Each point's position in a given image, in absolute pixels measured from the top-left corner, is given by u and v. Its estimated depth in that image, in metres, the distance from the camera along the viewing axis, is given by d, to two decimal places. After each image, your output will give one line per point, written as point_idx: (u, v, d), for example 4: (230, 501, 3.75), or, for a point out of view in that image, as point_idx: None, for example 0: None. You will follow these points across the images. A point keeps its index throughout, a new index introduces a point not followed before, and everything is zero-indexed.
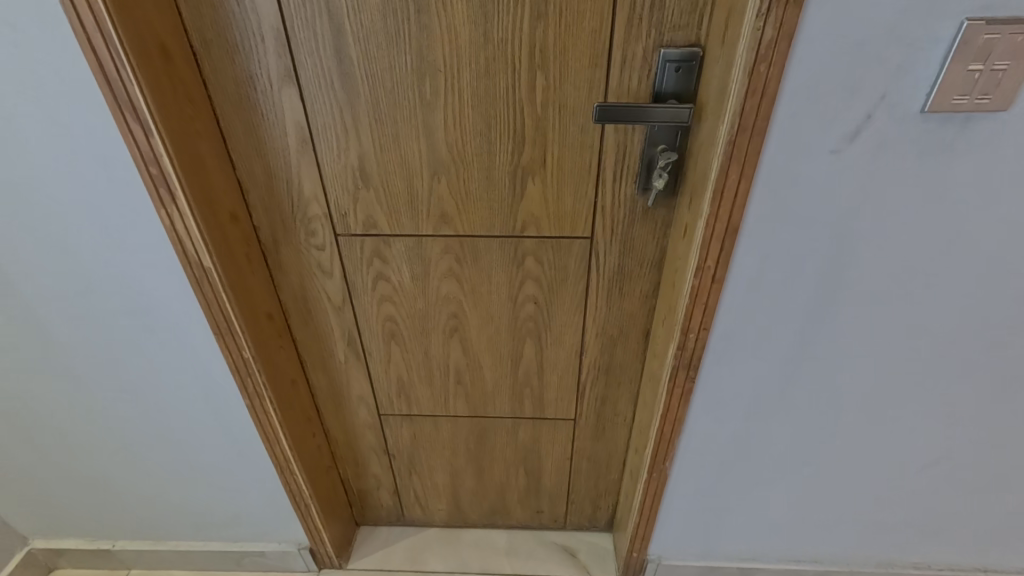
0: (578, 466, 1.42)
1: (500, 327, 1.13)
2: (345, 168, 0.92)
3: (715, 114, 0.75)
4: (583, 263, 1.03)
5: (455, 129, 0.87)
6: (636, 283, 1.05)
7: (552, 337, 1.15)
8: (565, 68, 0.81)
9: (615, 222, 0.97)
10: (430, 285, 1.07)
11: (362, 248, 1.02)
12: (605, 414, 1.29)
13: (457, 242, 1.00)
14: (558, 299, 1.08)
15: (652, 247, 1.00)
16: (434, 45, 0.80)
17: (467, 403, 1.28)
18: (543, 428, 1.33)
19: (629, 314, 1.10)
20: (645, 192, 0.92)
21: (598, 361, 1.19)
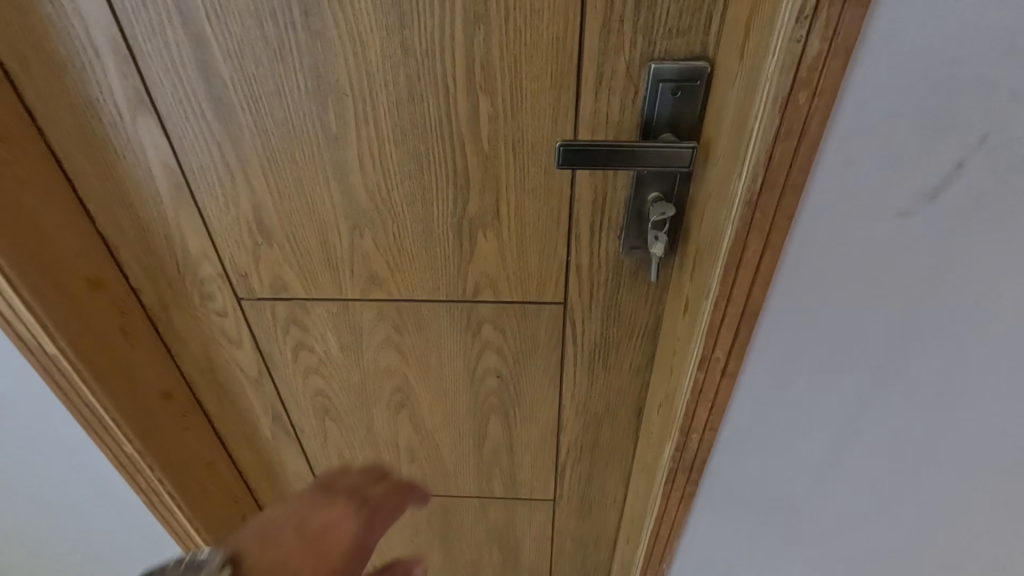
0: (562, 547, 1.20)
1: (457, 403, 0.91)
2: (236, 219, 0.70)
3: (729, 161, 0.52)
4: (556, 332, 0.80)
5: (375, 170, 0.65)
6: (625, 355, 0.82)
7: (522, 414, 0.92)
8: (519, 89, 0.58)
9: (595, 285, 0.74)
10: (365, 356, 0.85)
11: (274, 314, 0.80)
12: (592, 495, 1.07)
13: (393, 308, 0.78)
14: (527, 373, 0.86)
15: (644, 314, 0.77)
16: (335, 61, 0.57)
17: (424, 482, 1.06)
18: (517, 508, 1.12)
19: (617, 390, 0.87)
20: (634, 251, 0.69)
21: (580, 440, 0.96)
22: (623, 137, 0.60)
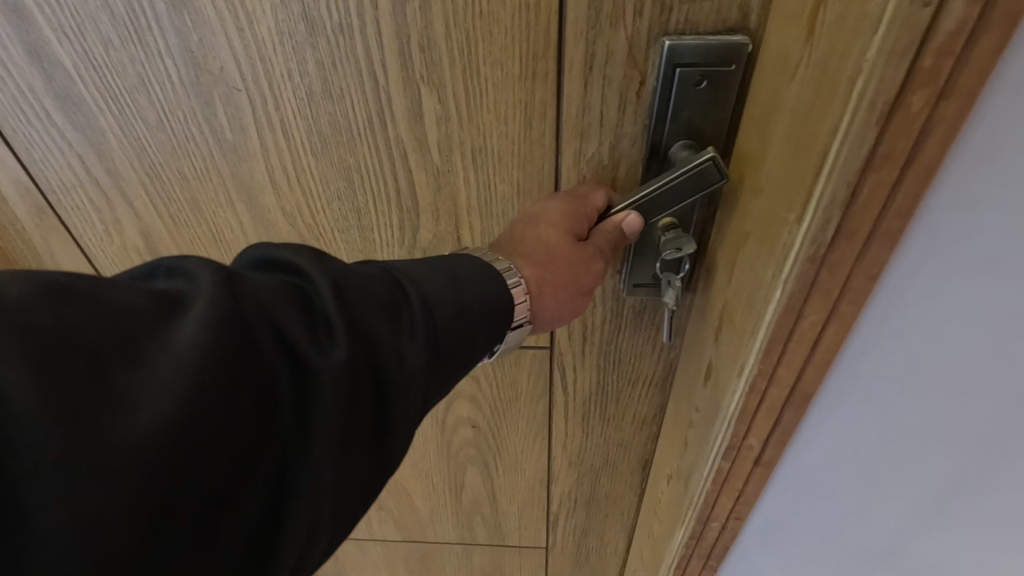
0: None
1: (427, 453, 0.77)
2: (121, 252, 0.54)
3: (783, 196, 0.34)
4: (542, 381, 0.65)
5: (292, 190, 0.48)
6: (627, 406, 0.67)
7: (504, 465, 0.78)
8: (476, 81, 0.41)
9: (589, 329, 0.58)
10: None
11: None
12: (590, 544, 0.93)
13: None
14: (509, 424, 0.71)
15: (651, 363, 0.61)
16: (213, 40, 0.40)
17: (398, 529, 0.93)
18: (505, 554, 0.98)
19: (618, 442, 0.72)
20: (642, 288, 0.52)
21: (574, 491, 0.82)
22: (623, 145, 0.43)
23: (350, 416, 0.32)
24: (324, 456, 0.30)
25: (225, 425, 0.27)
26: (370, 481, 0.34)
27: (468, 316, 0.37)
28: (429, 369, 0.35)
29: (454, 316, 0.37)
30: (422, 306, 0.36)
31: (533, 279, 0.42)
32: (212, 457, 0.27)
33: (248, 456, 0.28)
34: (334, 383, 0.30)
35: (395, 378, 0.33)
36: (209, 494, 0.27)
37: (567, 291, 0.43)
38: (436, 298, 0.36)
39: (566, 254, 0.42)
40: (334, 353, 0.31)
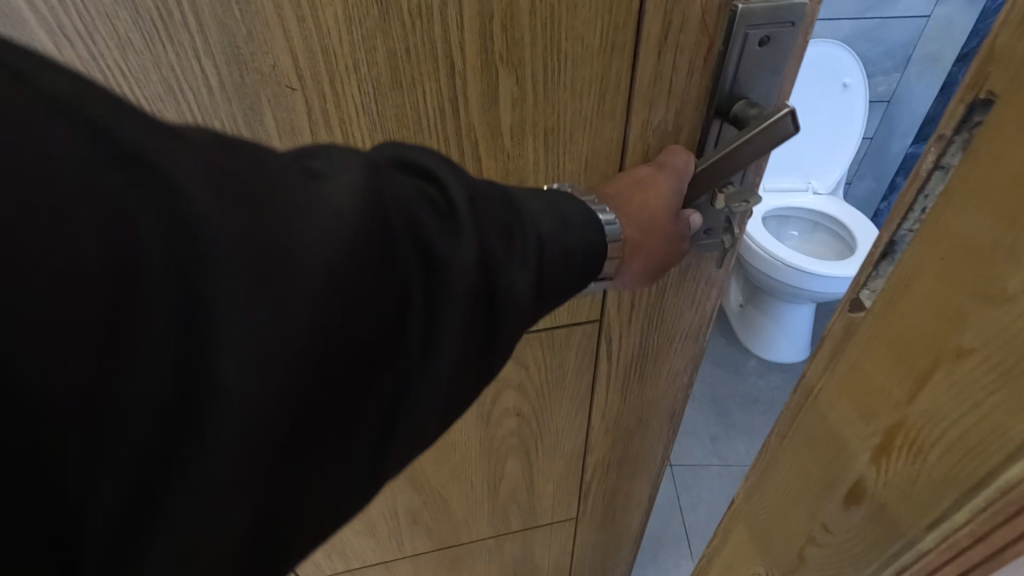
0: (583, 557, 1.10)
1: (468, 452, 0.75)
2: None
3: (1021, 355, 0.29)
4: (588, 354, 0.66)
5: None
6: (664, 363, 0.70)
7: (545, 448, 0.78)
8: (556, 59, 0.40)
9: (638, 294, 0.60)
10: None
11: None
12: (615, 503, 0.97)
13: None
14: (553, 405, 0.71)
15: (688, 318, 0.65)
16: (266, 34, 0.35)
17: (431, 538, 0.90)
18: (536, 535, 0.99)
19: (653, 399, 0.76)
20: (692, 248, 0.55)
21: (608, 456, 0.84)
22: (688, 110, 0.45)
23: (473, 319, 0.32)
24: (449, 354, 0.31)
25: (376, 300, 0.28)
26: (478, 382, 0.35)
27: (571, 252, 0.38)
28: (535, 297, 0.36)
29: (561, 253, 0.38)
30: (537, 236, 0.36)
31: (631, 241, 0.44)
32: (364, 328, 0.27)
33: (390, 340, 0.29)
34: (463, 280, 0.31)
35: (512, 296, 0.34)
36: (355, 366, 0.27)
37: (649, 255, 0.46)
38: (549, 232, 0.37)
39: (659, 220, 0.45)
40: (465, 253, 0.31)
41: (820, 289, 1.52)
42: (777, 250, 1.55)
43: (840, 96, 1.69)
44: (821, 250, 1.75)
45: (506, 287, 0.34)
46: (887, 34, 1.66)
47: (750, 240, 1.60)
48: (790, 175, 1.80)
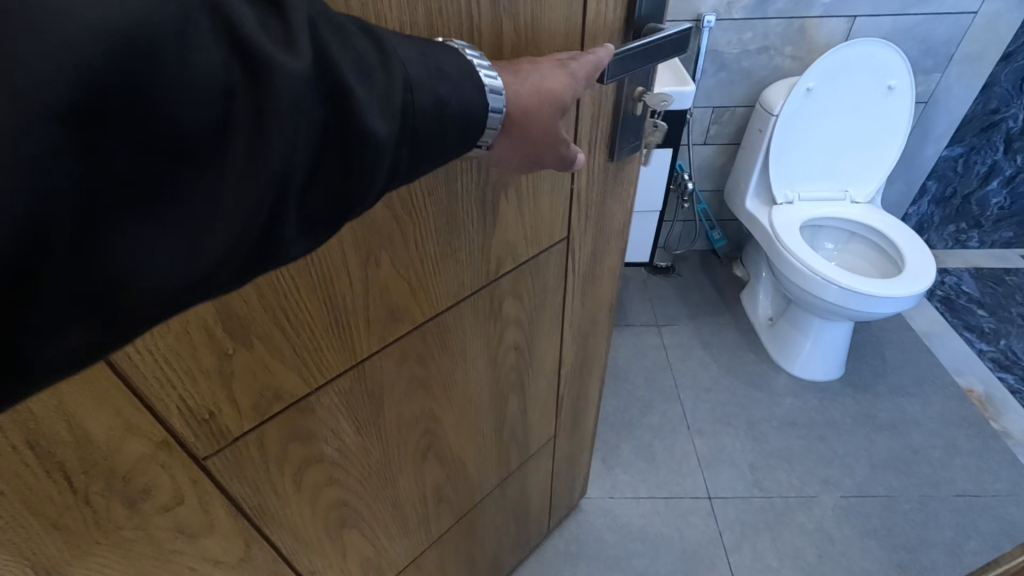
0: (559, 471, 1.21)
1: (480, 401, 0.80)
2: (181, 338, 0.42)
3: None
4: (561, 272, 0.77)
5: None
6: (605, 261, 0.86)
7: (533, 374, 0.87)
8: (540, 5, 0.49)
9: (590, 204, 0.73)
10: (387, 415, 0.65)
11: (264, 444, 0.53)
12: (579, 409, 1.12)
13: (415, 338, 0.61)
14: (539, 328, 0.81)
15: (619, 216, 0.81)
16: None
17: (450, 515, 0.91)
18: (528, 469, 1.08)
19: (598, 298, 0.91)
20: (620, 157, 0.71)
21: (575, 362, 0.97)
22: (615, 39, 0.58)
23: (310, 134, 0.31)
24: (287, 158, 0.30)
25: (182, 84, 0.27)
26: (332, 204, 0.34)
27: (444, 107, 0.37)
28: (391, 138, 0.35)
29: (434, 103, 0.36)
30: (400, 75, 0.35)
31: (511, 115, 0.43)
32: (168, 103, 0.27)
33: (214, 125, 0.28)
34: (292, 91, 0.30)
35: (357, 126, 0.33)
36: (152, 145, 0.27)
37: (527, 135, 0.45)
38: (418, 79, 0.36)
39: (553, 100, 0.45)
40: (299, 62, 0.30)
41: (862, 305, 1.44)
42: (813, 260, 1.50)
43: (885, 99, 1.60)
44: (860, 263, 1.72)
45: (352, 118, 0.32)
46: (931, 30, 1.60)
47: (787, 252, 1.55)
48: (826, 183, 1.73)
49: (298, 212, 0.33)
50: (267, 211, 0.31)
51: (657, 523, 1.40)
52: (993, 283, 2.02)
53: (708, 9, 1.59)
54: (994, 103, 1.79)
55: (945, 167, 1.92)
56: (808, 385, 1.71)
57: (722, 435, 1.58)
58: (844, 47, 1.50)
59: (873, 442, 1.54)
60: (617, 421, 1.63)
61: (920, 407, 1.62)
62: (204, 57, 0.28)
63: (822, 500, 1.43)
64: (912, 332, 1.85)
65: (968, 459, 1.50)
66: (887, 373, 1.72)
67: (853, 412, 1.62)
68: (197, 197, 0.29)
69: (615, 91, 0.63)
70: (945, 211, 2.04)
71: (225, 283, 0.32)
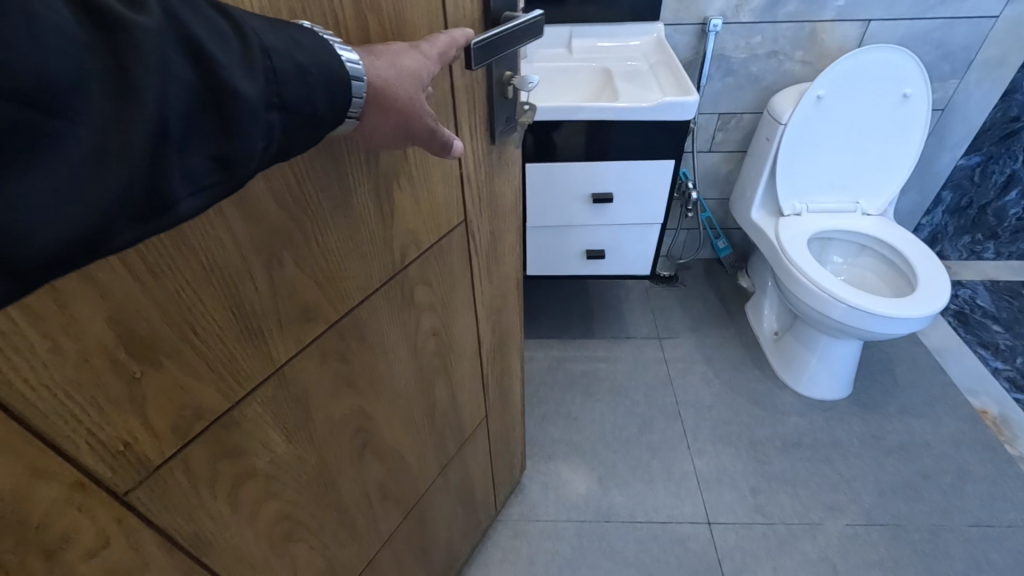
0: (496, 450, 1.21)
1: (409, 393, 0.78)
2: (80, 367, 0.38)
3: None
4: (465, 255, 0.77)
5: (281, 166, 0.46)
6: (505, 239, 0.87)
7: (455, 358, 0.86)
8: None
9: (480, 184, 0.74)
10: (315, 419, 0.63)
11: (190, 468, 0.50)
12: (504, 386, 1.11)
13: (332, 337, 0.60)
14: (455, 313, 0.81)
15: (509, 194, 0.83)
16: None
17: (394, 516, 0.89)
18: (465, 454, 1.06)
19: (505, 274, 0.92)
20: (501, 137, 0.73)
21: (492, 340, 0.97)
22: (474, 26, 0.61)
23: (177, 92, 0.30)
24: (158, 115, 0.29)
25: (30, 41, 0.25)
26: (217, 166, 0.32)
27: (307, 74, 0.36)
28: (262, 97, 0.33)
29: (296, 70, 0.35)
30: (255, 43, 0.34)
31: (376, 85, 0.42)
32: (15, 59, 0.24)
33: (70, 81, 0.26)
34: (155, 49, 0.29)
35: (219, 84, 0.31)
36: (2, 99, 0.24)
37: (400, 104, 0.44)
38: (278, 48, 0.35)
39: (412, 78, 0.45)
40: (146, 20, 0.29)
41: (872, 324, 1.45)
42: (826, 280, 1.51)
43: (899, 106, 1.61)
44: (868, 276, 1.74)
45: (215, 79, 0.31)
46: (949, 36, 1.59)
47: (797, 269, 1.56)
48: (834, 194, 1.76)
49: (181, 168, 0.30)
50: (147, 170, 0.29)
51: (653, 550, 1.37)
52: (1009, 297, 2.03)
53: (714, 13, 1.60)
54: (1013, 113, 1.78)
55: (961, 176, 1.93)
56: (813, 403, 1.71)
57: (724, 455, 1.57)
58: (855, 54, 1.52)
59: (880, 466, 1.53)
60: (617, 441, 1.61)
61: (928, 429, 1.61)
62: (47, 14, 0.26)
63: (827, 527, 1.41)
64: (924, 349, 1.85)
65: (977, 484, 1.48)
66: (898, 394, 1.72)
67: (860, 433, 1.62)
68: (68, 155, 0.26)
69: (486, 78, 0.65)
70: (961, 221, 2.05)
71: (115, 238, 0.29)
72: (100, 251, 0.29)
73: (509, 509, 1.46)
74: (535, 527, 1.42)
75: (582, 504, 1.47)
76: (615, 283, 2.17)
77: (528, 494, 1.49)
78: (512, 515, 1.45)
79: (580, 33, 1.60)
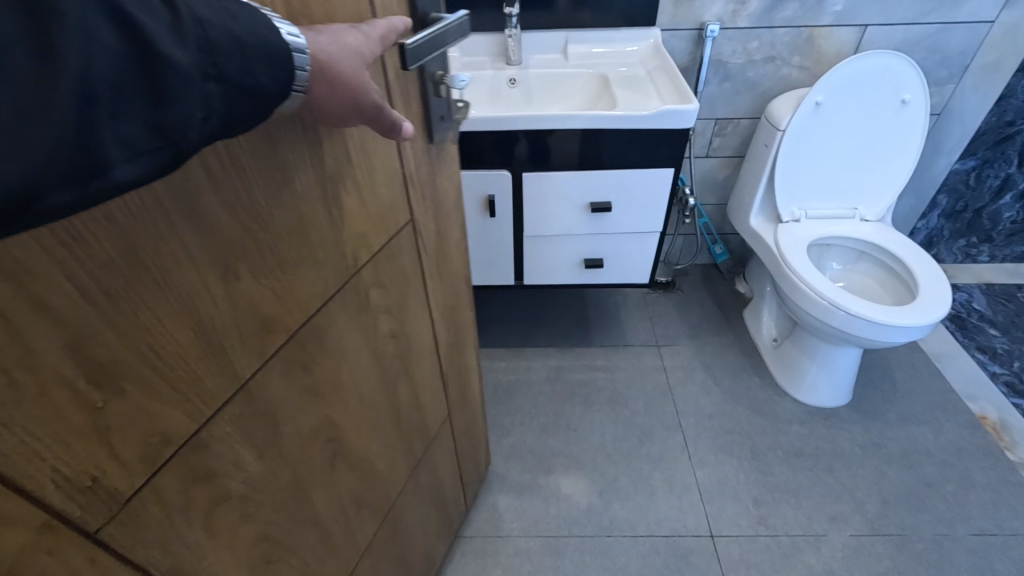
0: (461, 449, 1.20)
1: (372, 399, 0.77)
2: (38, 399, 0.36)
3: None
4: (414, 253, 0.77)
5: (230, 179, 0.44)
6: (450, 234, 0.87)
7: (413, 358, 0.86)
8: None
9: (422, 184, 0.74)
10: (285, 434, 0.61)
11: (163, 498, 0.47)
12: (463, 383, 1.10)
13: (293, 348, 0.59)
14: (409, 313, 0.80)
15: (449, 191, 0.83)
16: None
17: (371, 526, 0.87)
18: (433, 455, 1.05)
19: (453, 271, 0.92)
20: (438, 135, 0.74)
21: (448, 338, 0.97)
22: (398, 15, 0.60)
23: (105, 53, 0.28)
24: (83, 74, 0.27)
25: None
26: (153, 132, 0.31)
27: (243, 45, 0.34)
28: (196, 66, 0.32)
29: (231, 40, 0.34)
30: (185, 12, 0.32)
31: (319, 59, 0.41)
32: None
33: None
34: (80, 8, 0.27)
35: (151, 48, 0.30)
36: None
37: (344, 81, 0.44)
38: (210, 16, 0.33)
39: (354, 57, 0.45)
40: None
41: (873, 333, 1.44)
42: (830, 289, 1.49)
43: (897, 112, 1.60)
44: (868, 282, 1.73)
45: (146, 43, 0.30)
46: (946, 40, 1.58)
47: (801, 280, 1.53)
48: (832, 200, 1.74)
49: (115, 133, 0.29)
50: (77, 133, 0.27)
51: (657, 565, 1.34)
52: (1005, 300, 2.01)
53: (711, 18, 1.60)
54: (1009, 116, 1.77)
55: (956, 180, 1.92)
56: (814, 411, 1.68)
57: (726, 466, 1.54)
58: (853, 60, 1.51)
59: (883, 475, 1.50)
60: (617, 453, 1.58)
61: (929, 436, 1.59)
62: None
63: (832, 539, 1.38)
64: (923, 354, 1.83)
65: (981, 492, 1.46)
66: (899, 400, 1.69)
67: (862, 440, 1.59)
68: None
69: (418, 78, 0.65)
70: (956, 224, 2.04)
71: (45, 201, 0.28)
72: (30, 212, 0.28)
73: (508, 525, 1.43)
74: (537, 543, 1.39)
75: (583, 519, 1.44)
76: (613, 291, 2.15)
77: (527, 508, 1.46)
78: (512, 531, 1.41)
79: (576, 39, 1.59)
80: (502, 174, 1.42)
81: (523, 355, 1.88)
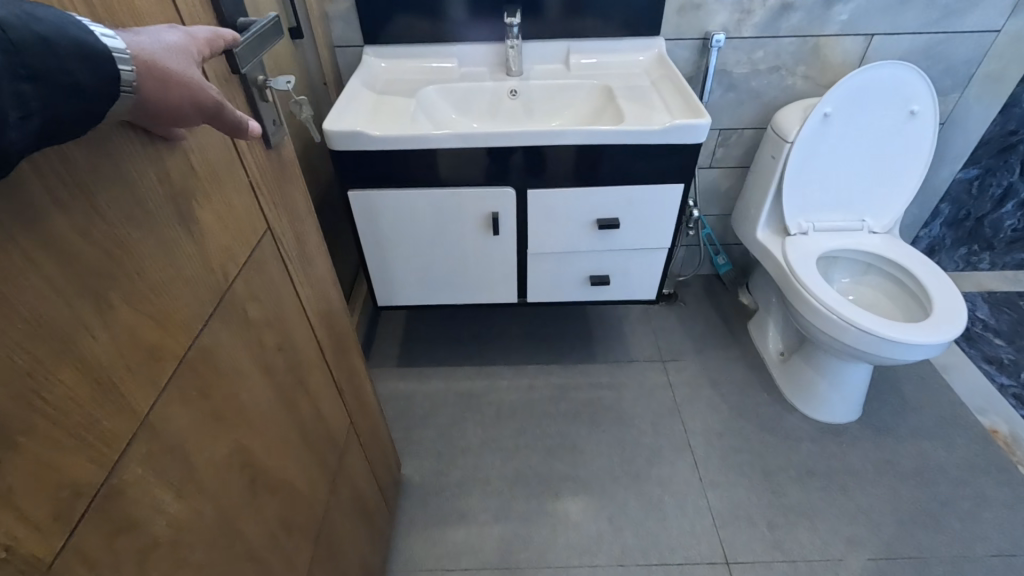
0: (372, 458, 1.17)
1: (274, 415, 0.75)
2: None
3: None
4: (278, 260, 0.77)
5: (76, 199, 0.43)
6: (309, 238, 0.87)
7: (303, 368, 0.84)
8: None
9: (271, 190, 0.74)
10: (199, 465, 0.60)
11: (88, 555, 0.46)
12: (359, 389, 1.09)
13: (186, 374, 0.57)
14: (289, 322, 0.79)
15: (299, 198, 0.83)
16: None
17: (306, 547, 0.85)
18: (349, 465, 1.03)
19: (320, 273, 0.91)
20: (275, 139, 0.74)
21: (332, 343, 0.96)
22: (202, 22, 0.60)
23: None
24: None
25: None
26: None
27: (55, 47, 0.33)
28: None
29: (40, 41, 0.32)
30: None
31: (143, 58, 0.41)
32: None
33: None
34: None
35: None
36: None
37: (175, 76, 0.44)
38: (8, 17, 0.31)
39: (174, 59, 0.44)
40: None
41: (895, 352, 1.39)
42: (840, 305, 1.45)
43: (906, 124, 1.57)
44: (874, 295, 1.69)
45: None
46: (952, 49, 1.56)
47: (812, 297, 1.49)
48: (839, 211, 1.71)
49: None
50: None
51: None
52: (1008, 308, 1.96)
53: (715, 27, 1.59)
54: (1011, 125, 1.74)
55: (958, 189, 1.88)
56: (826, 428, 1.63)
57: (738, 489, 1.50)
58: (858, 73, 1.49)
59: (896, 494, 1.45)
60: (626, 476, 1.55)
61: (942, 453, 1.53)
62: None
63: (848, 564, 1.33)
64: (930, 365, 1.78)
65: (998, 511, 1.40)
66: (909, 413, 1.64)
67: (873, 457, 1.54)
68: None
69: (242, 84, 0.66)
70: (958, 232, 2.00)
71: None
72: None
73: (516, 554, 1.39)
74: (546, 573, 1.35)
75: (594, 548, 1.40)
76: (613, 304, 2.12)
77: (536, 536, 1.42)
78: (520, 561, 1.38)
79: (578, 49, 1.59)
80: (505, 191, 1.41)
81: (525, 373, 1.86)
